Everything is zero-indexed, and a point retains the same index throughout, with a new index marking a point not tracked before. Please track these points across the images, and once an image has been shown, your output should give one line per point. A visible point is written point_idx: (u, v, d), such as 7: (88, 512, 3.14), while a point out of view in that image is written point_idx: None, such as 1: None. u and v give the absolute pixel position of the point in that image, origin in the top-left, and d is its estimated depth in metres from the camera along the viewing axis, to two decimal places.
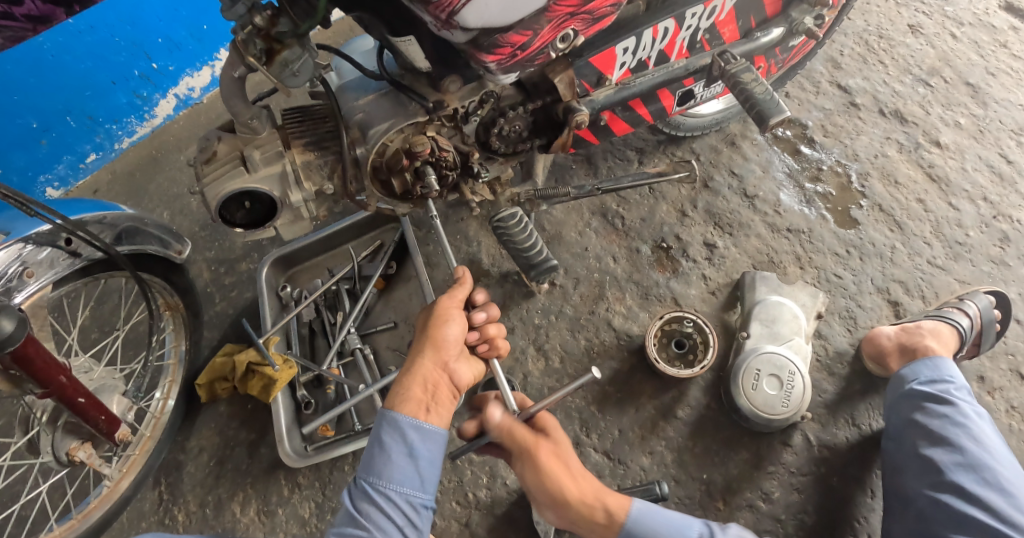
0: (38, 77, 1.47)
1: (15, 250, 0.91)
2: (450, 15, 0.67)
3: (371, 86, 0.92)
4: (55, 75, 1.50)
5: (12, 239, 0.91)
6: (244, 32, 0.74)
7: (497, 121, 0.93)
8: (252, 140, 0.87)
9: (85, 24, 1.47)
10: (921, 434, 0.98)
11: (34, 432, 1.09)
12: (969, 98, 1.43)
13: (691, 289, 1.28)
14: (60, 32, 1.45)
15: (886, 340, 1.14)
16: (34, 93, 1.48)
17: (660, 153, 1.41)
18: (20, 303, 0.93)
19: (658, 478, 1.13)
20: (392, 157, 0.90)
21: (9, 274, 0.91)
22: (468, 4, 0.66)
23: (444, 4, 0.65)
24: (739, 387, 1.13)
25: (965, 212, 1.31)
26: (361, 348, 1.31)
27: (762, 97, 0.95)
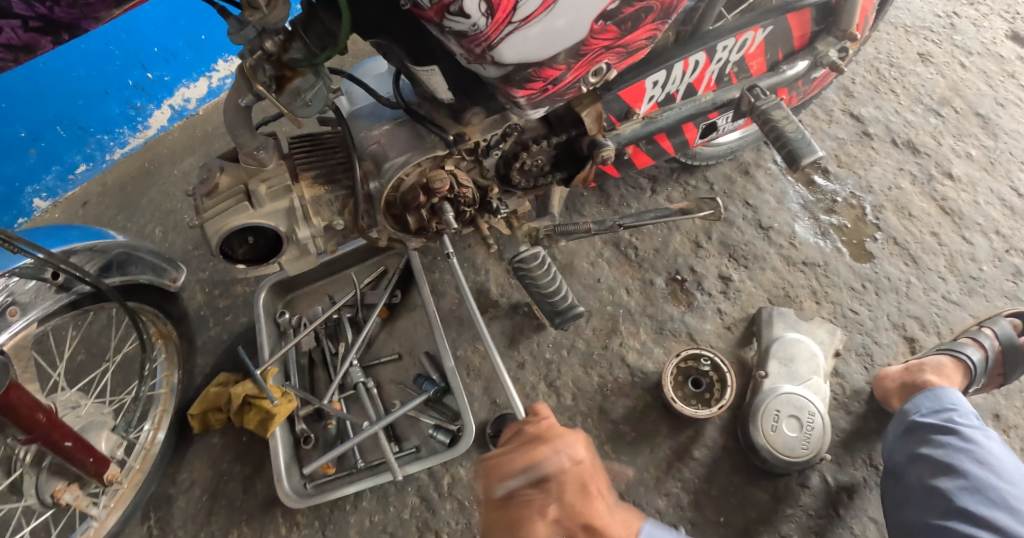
0: (29, 85, 1.40)
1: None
2: (486, 50, 0.63)
3: (386, 115, 0.87)
4: (46, 84, 1.43)
5: None
6: (253, 57, 0.65)
7: (519, 155, 0.90)
8: (257, 173, 0.79)
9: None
10: (926, 465, 0.95)
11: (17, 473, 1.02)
12: (979, 129, 1.42)
13: (706, 324, 1.26)
14: None
15: (891, 383, 1.12)
16: (23, 101, 1.42)
17: (673, 183, 1.39)
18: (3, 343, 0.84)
19: (675, 522, 1.09)
20: (408, 193, 0.85)
21: None
22: (505, 39, 0.62)
23: (481, 38, 0.61)
24: (759, 428, 1.09)
25: (978, 246, 1.30)
26: (364, 382, 1.26)
27: (793, 135, 0.93)
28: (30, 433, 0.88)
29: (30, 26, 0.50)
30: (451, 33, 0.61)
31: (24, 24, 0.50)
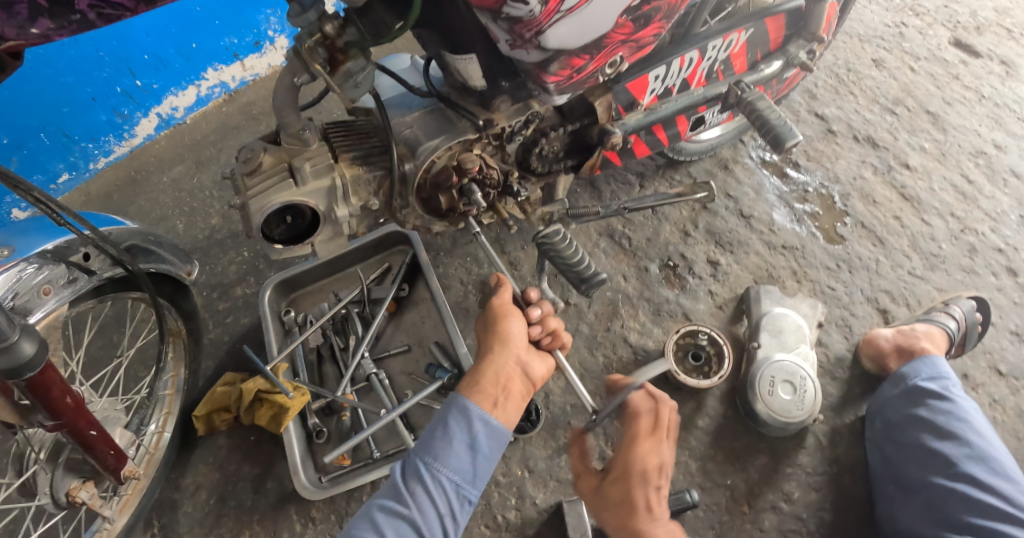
0: (15, 90, 1.35)
1: (16, 273, 0.84)
2: (535, 34, 0.71)
3: (415, 103, 0.95)
4: (33, 90, 1.39)
5: (12, 260, 0.84)
6: (312, 39, 0.76)
7: (540, 141, 0.97)
8: (301, 153, 0.87)
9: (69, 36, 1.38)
10: (926, 428, 1.08)
11: (30, 473, 0.99)
12: (930, 125, 1.59)
13: (699, 304, 1.34)
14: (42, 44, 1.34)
15: (885, 343, 1.25)
16: (8, 108, 1.36)
17: (660, 178, 1.48)
18: (35, 323, 0.86)
19: (686, 486, 1.17)
20: (440, 173, 0.92)
21: (24, 294, 0.85)
22: (553, 25, 0.71)
23: (534, 24, 0.69)
24: (756, 394, 1.19)
25: (936, 227, 1.45)
26: (376, 374, 1.28)
27: (777, 122, 1.03)
28: (59, 417, 0.86)
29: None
30: (505, 18, 0.69)
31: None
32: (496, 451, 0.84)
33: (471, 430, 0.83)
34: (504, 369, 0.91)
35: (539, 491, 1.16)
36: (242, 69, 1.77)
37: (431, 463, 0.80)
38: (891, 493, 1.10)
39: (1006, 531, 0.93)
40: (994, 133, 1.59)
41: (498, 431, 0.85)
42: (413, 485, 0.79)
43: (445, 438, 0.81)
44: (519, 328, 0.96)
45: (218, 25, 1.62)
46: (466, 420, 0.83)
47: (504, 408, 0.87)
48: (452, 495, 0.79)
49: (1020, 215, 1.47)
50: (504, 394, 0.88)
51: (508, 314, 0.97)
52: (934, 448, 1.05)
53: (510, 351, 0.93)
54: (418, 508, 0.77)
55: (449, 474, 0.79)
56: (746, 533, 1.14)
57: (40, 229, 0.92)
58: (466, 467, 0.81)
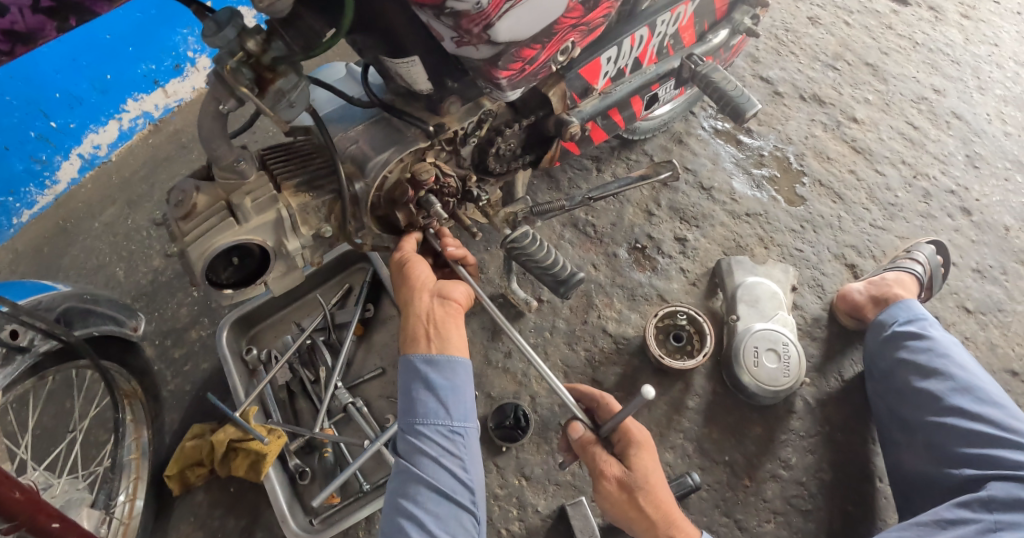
0: None
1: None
2: (484, 29, 0.67)
3: (358, 114, 0.90)
4: None
5: None
6: (234, 60, 0.71)
7: (495, 140, 0.92)
8: (239, 187, 0.81)
9: None
10: (911, 370, 1.12)
11: None
12: (871, 76, 1.60)
13: (672, 284, 1.30)
14: None
15: (858, 296, 1.26)
16: None
17: (616, 159, 1.43)
18: None
19: (686, 470, 1.15)
20: (394, 189, 0.88)
21: None
22: (501, 18, 0.67)
23: (480, 17, 0.65)
24: (742, 366, 1.18)
25: (890, 176, 1.47)
26: (353, 402, 1.20)
27: (733, 93, 1.03)
28: (15, 518, 0.78)
29: (41, 6, 0.52)
30: (449, 14, 0.65)
31: (36, 4, 0.51)
32: (459, 376, 0.82)
33: (426, 374, 0.82)
34: (422, 309, 0.86)
35: (540, 497, 1.12)
36: (164, 96, 1.66)
37: (409, 424, 0.81)
38: (893, 439, 1.13)
39: (1001, 456, 0.97)
40: (932, 78, 1.61)
41: (448, 360, 0.82)
42: (407, 449, 0.81)
43: (409, 396, 0.82)
44: (424, 270, 0.90)
45: (132, 52, 1.50)
46: (414, 370, 0.82)
47: (444, 336, 0.84)
48: (438, 438, 0.80)
49: (966, 155, 1.51)
50: (435, 327, 0.85)
51: (410, 262, 0.91)
52: (921, 388, 1.08)
53: (421, 293, 0.88)
54: (424, 466, 0.79)
55: (425, 422, 0.80)
56: (751, 506, 1.14)
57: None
58: (436, 408, 0.81)
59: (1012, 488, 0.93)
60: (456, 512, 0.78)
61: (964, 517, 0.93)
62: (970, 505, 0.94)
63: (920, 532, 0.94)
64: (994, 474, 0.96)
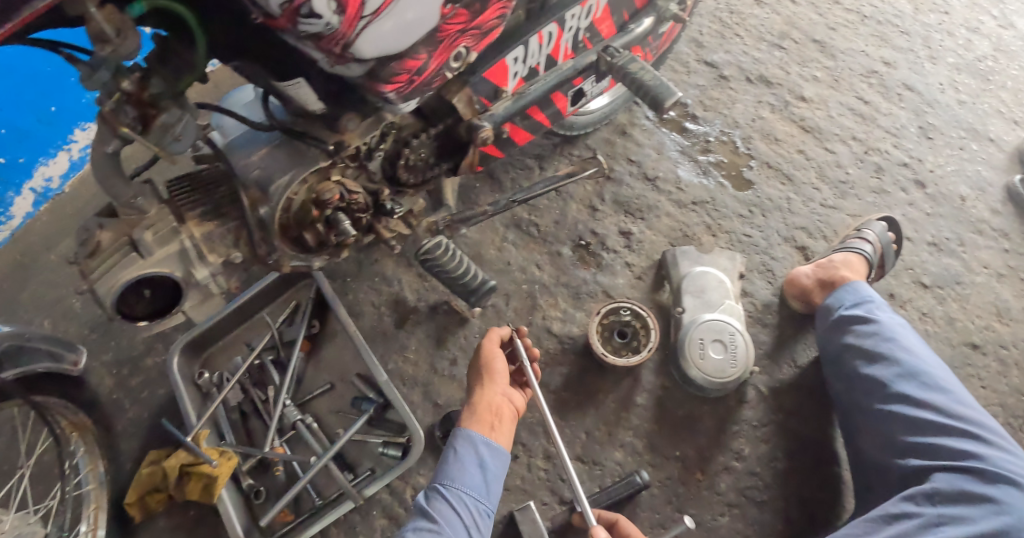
0: None
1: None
2: (345, 48, 0.65)
3: (262, 138, 0.89)
4: None
5: None
6: (112, 100, 0.70)
7: (401, 152, 0.91)
8: (140, 222, 0.81)
9: None
10: (858, 355, 1.10)
11: None
12: (819, 53, 1.57)
13: (618, 279, 1.28)
14: None
15: (806, 279, 1.24)
16: None
17: (560, 156, 1.38)
18: None
19: (636, 467, 1.14)
20: (300, 211, 0.87)
21: None
22: (361, 35, 0.65)
23: (337, 37, 0.64)
24: (688, 359, 1.16)
25: (840, 154, 1.44)
26: (302, 419, 1.20)
27: (651, 83, 1.01)
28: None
29: None
30: (307, 36, 0.63)
31: None
32: (503, 466, 0.90)
33: (478, 450, 0.89)
34: (495, 401, 0.94)
35: None
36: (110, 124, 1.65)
37: (449, 485, 0.86)
38: (844, 425, 1.11)
39: (945, 445, 0.95)
40: (881, 50, 1.59)
41: (500, 452, 0.90)
42: (438, 508, 0.84)
43: (457, 463, 0.88)
44: (502, 363, 0.98)
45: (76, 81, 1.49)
46: (472, 445, 0.89)
47: (502, 431, 0.92)
48: (472, 510, 0.85)
49: (919, 126, 1.48)
50: (498, 420, 0.93)
51: (491, 351, 0.99)
52: (867, 374, 1.06)
53: (496, 384, 0.96)
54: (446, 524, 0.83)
55: (467, 492, 0.86)
56: (704, 500, 1.14)
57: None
58: (479, 485, 0.87)
59: (956, 479, 0.92)
60: None
61: (908, 510, 0.92)
62: (914, 498, 0.93)
63: (866, 528, 0.93)
64: (939, 464, 0.95)
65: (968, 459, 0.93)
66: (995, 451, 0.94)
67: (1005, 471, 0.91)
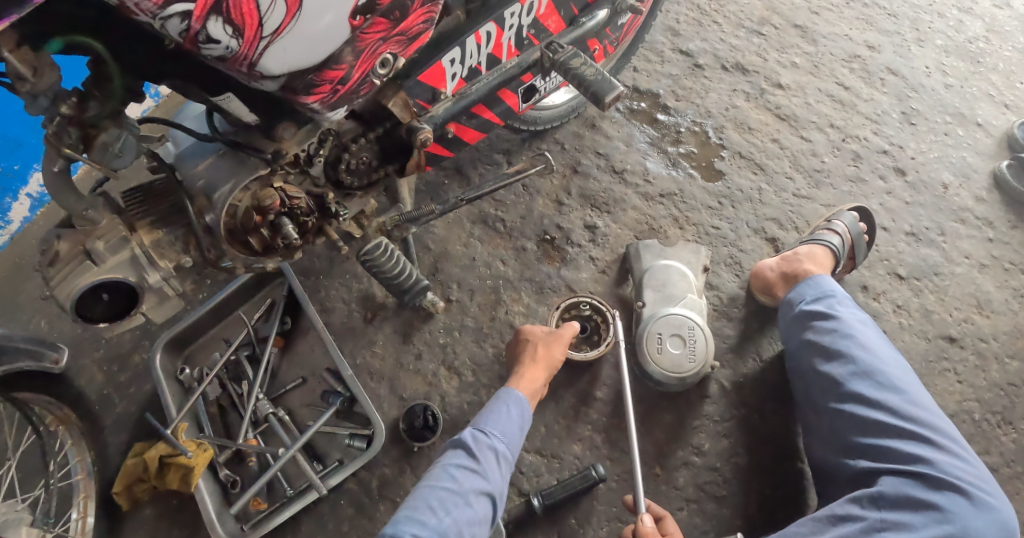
0: None
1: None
2: (251, 67, 0.70)
3: (208, 148, 0.93)
4: None
5: None
6: (54, 124, 0.74)
7: (342, 156, 0.94)
8: (92, 232, 0.85)
9: None
10: (816, 352, 1.08)
11: None
12: (799, 38, 1.53)
13: (582, 273, 1.26)
14: None
15: (771, 272, 1.22)
16: None
17: (526, 151, 1.38)
18: None
19: (594, 461, 1.15)
20: (244, 217, 0.90)
21: None
22: (265, 54, 0.69)
23: (241, 58, 0.68)
24: (646, 355, 1.16)
25: (817, 142, 1.41)
26: (274, 412, 1.23)
27: (593, 78, 1.01)
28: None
29: None
30: (212, 58, 0.68)
31: None
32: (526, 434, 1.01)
33: (523, 411, 1.00)
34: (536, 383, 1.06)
35: None
36: None
37: (493, 434, 0.94)
38: (803, 421, 1.10)
39: (894, 448, 0.94)
40: (865, 34, 1.54)
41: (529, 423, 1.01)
42: (481, 451, 0.92)
43: (504, 417, 0.97)
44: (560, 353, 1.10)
45: None
46: (518, 407, 0.99)
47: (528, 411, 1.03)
48: (505, 461, 0.94)
49: (901, 112, 1.45)
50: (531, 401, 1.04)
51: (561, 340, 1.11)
52: (823, 371, 1.05)
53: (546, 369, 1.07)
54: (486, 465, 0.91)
55: (507, 444, 0.95)
56: (662, 494, 1.15)
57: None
58: (514, 442, 0.97)
59: (902, 484, 0.91)
60: (484, 522, 0.88)
61: (853, 513, 0.92)
62: (861, 501, 0.92)
63: (812, 527, 0.93)
64: (886, 468, 0.94)
65: (915, 463, 0.92)
66: (945, 457, 0.92)
67: (952, 477, 0.90)
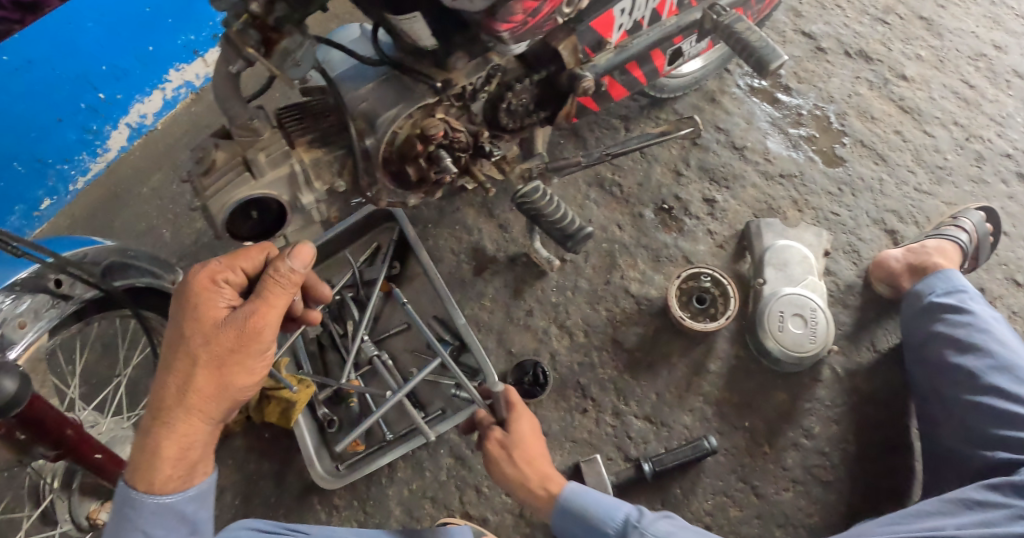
0: None
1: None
2: None
3: (369, 73, 0.88)
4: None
5: None
6: (239, 22, 0.71)
7: (505, 96, 0.91)
8: (254, 143, 0.82)
9: (20, 58, 1.27)
10: (947, 343, 1.06)
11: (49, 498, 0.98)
12: (925, 31, 1.50)
13: (699, 245, 1.25)
14: None
15: (896, 263, 1.20)
16: None
17: (646, 118, 1.37)
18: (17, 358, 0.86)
19: (704, 433, 1.14)
20: (404, 145, 0.87)
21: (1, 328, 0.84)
22: None
23: None
24: (766, 331, 1.14)
25: (940, 138, 1.38)
26: (378, 355, 1.21)
27: (758, 44, 0.98)
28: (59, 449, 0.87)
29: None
30: None
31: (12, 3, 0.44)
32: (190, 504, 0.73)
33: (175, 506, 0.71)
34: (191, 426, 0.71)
35: (556, 454, 1.14)
36: (204, 66, 1.67)
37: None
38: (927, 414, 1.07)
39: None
40: (992, 33, 1.51)
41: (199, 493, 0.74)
42: None
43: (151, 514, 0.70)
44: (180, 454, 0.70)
45: (172, 23, 1.52)
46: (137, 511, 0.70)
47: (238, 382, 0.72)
48: None
49: None
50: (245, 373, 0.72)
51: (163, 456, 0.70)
52: (956, 363, 1.02)
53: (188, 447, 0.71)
54: (194, 523, 0.74)
55: None
56: (769, 473, 1.13)
57: (8, 258, 0.89)
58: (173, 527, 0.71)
59: None
60: None
61: (994, 500, 0.87)
62: (1002, 489, 0.88)
63: (943, 507, 0.91)
64: None
65: None
66: None
67: None
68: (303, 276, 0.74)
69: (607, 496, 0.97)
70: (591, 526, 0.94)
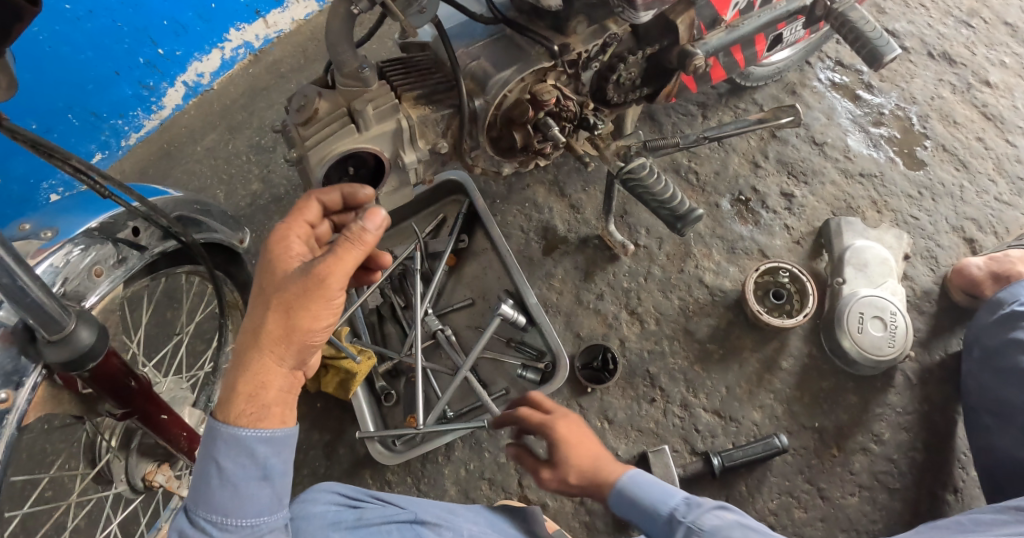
0: (36, 74, 1.17)
1: (61, 256, 0.69)
2: None
3: (478, 31, 0.86)
4: (56, 71, 1.21)
5: (54, 243, 0.69)
6: None
7: (616, 68, 0.88)
8: (361, 94, 0.77)
9: (83, 8, 1.17)
10: (1021, 349, 0.97)
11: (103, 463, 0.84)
12: (1009, 37, 1.46)
13: (775, 240, 1.24)
14: (56, 18, 1.15)
15: (976, 271, 1.15)
16: (34, 91, 1.19)
17: (724, 107, 1.35)
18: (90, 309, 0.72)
19: (773, 431, 1.11)
20: (513, 108, 0.83)
21: (76, 276, 0.70)
22: None
23: None
24: (844, 330, 1.11)
25: (1022, 148, 1.34)
26: (443, 331, 1.17)
27: (873, 36, 0.93)
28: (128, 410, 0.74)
29: None
30: None
31: None
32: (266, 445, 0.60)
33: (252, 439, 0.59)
34: (263, 364, 0.60)
35: (621, 442, 1.11)
36: (265, 26, 1.56)
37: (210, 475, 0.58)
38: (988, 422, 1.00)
39: None
40: None
41: (279, 436, 0.61)
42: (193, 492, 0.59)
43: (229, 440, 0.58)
44: (251, 390, 0.60)
45: None
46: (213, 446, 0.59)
47: (307, 325, 0.61)
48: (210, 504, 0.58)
49: None
50: (317, 311, 0.61)
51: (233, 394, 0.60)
52: None
53: (259, 387, 0.60)
54: (266, 469, 0.59)
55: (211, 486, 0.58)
56: (837, 476, 1.09)
57: (81, 204, 0.75)
58: (246, 465, 0.58)
59: None
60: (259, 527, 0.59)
61: None
62: None
63: (1016, 515, 0.78)
64: None
65: None
66: None
67: None
68: (376, 239, 0.64)
69: (665, 483, 0.79)
70: (646, 516, 0.76)
